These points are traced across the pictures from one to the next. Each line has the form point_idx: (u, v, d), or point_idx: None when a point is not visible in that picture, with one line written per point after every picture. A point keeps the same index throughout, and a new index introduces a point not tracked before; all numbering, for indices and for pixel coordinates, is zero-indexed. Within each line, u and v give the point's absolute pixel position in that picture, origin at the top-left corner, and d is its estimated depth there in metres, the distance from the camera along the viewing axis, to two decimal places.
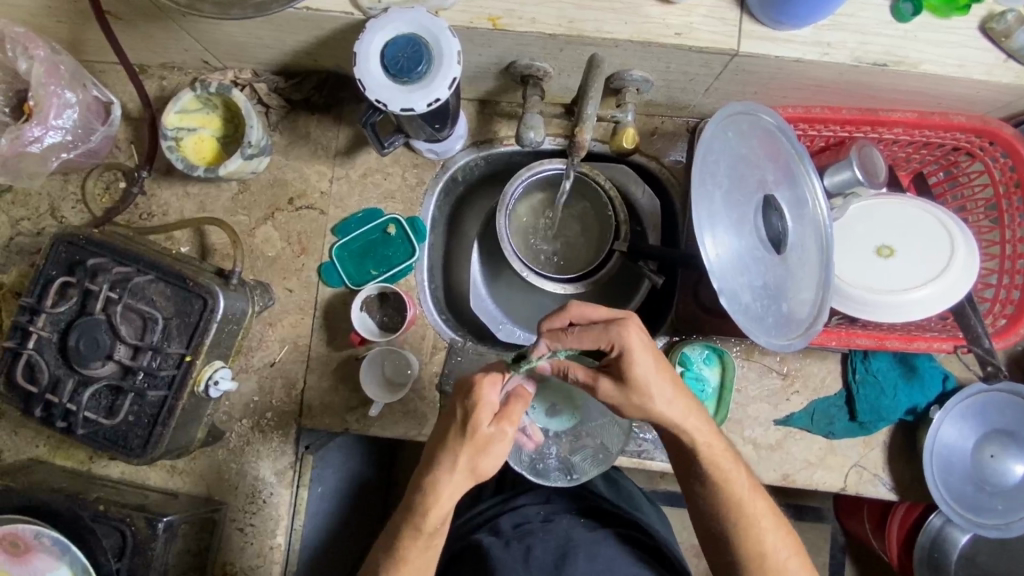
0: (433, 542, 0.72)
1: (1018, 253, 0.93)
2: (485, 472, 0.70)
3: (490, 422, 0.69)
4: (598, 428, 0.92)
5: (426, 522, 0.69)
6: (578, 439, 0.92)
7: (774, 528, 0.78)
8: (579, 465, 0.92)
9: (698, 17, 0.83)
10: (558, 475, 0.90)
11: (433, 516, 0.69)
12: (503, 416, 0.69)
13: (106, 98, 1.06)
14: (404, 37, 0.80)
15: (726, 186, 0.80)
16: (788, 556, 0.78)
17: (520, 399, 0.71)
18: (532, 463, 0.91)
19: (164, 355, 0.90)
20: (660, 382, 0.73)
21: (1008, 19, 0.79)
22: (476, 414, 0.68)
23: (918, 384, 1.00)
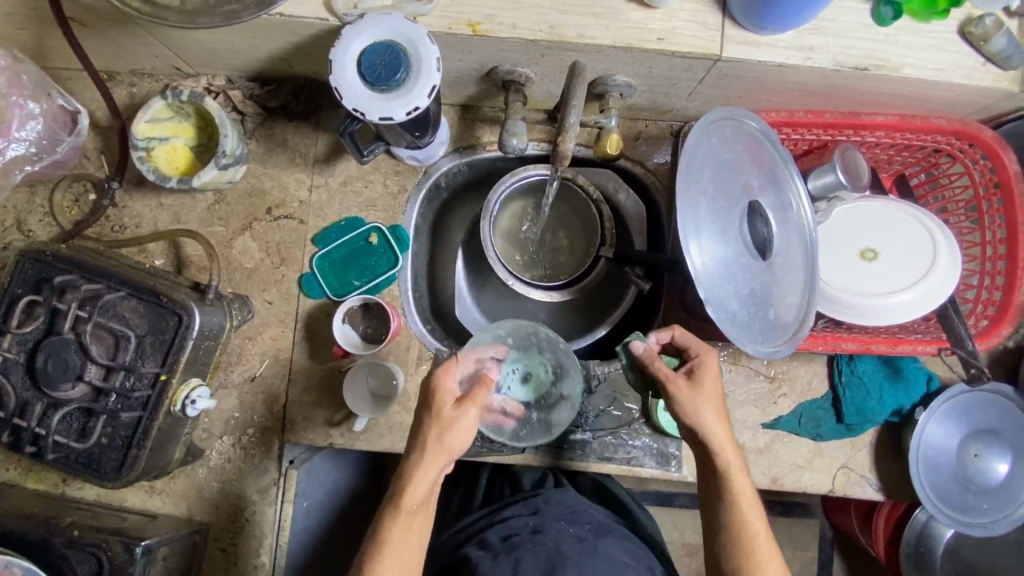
0: (417, 524, 0.72)
1: (999, 255, 0.94)
2: (456, 451, 0.73)
3: (452, 404, 0.73)
4: (564, 380, 1.00)
5: (403, 505, 0.72)
6: (550, 396, 0.99)
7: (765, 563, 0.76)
8: (555, 421, 0.98)
9: (680, 22, 0.82)
10: (540, 434, 0.96)
11: (410, 492, 0.71)
12: (463, 398, 0.73)
13: (73, 106, 1.01)
14: (381, 43, 0.78)
15: (711, 193, 0.79)
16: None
17: (481, 382, 0.75)
18: (515, 433, 0.96)
19: (137, 375, 0.87)
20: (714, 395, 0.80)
21: (987, 23, 0.80)
22: (439, 397, 0.73)
23: (904, 385, 1.01)
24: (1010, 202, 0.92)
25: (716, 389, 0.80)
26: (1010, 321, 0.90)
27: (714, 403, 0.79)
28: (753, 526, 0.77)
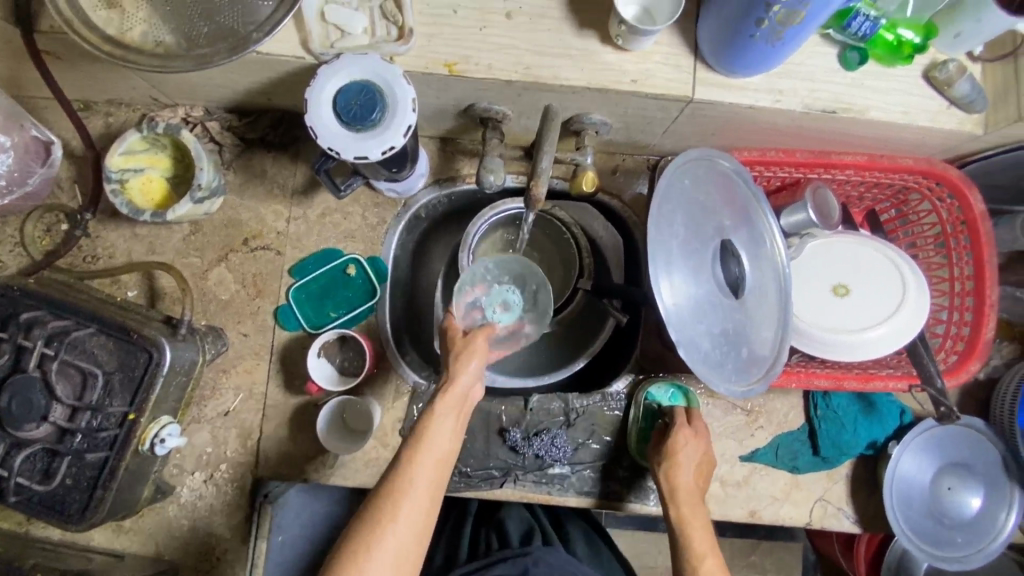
0: (454, 423, 0.76)
1: (966, 291, 0.96)
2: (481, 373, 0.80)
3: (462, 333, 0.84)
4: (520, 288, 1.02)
5: (442, 406, 0.76)
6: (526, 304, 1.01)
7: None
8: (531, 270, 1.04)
9: (653, 65, 0.84)
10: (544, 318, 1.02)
11: (451, 390, 0.77)
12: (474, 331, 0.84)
13: (47, 137, 1.00)
14: (356, 83, 0.78)
15: (683, 235, 0.81)
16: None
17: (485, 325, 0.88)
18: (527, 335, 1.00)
19: (105, 414, 0.85)
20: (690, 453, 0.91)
21: (949, 69, 0.82)
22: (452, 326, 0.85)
23: (877, 419, 1.02)
24: (976, 239, 0.94)
25: (692, 448, 0.92)
26: (978, 357, 0.92)
27: (688, 458, 0.91)
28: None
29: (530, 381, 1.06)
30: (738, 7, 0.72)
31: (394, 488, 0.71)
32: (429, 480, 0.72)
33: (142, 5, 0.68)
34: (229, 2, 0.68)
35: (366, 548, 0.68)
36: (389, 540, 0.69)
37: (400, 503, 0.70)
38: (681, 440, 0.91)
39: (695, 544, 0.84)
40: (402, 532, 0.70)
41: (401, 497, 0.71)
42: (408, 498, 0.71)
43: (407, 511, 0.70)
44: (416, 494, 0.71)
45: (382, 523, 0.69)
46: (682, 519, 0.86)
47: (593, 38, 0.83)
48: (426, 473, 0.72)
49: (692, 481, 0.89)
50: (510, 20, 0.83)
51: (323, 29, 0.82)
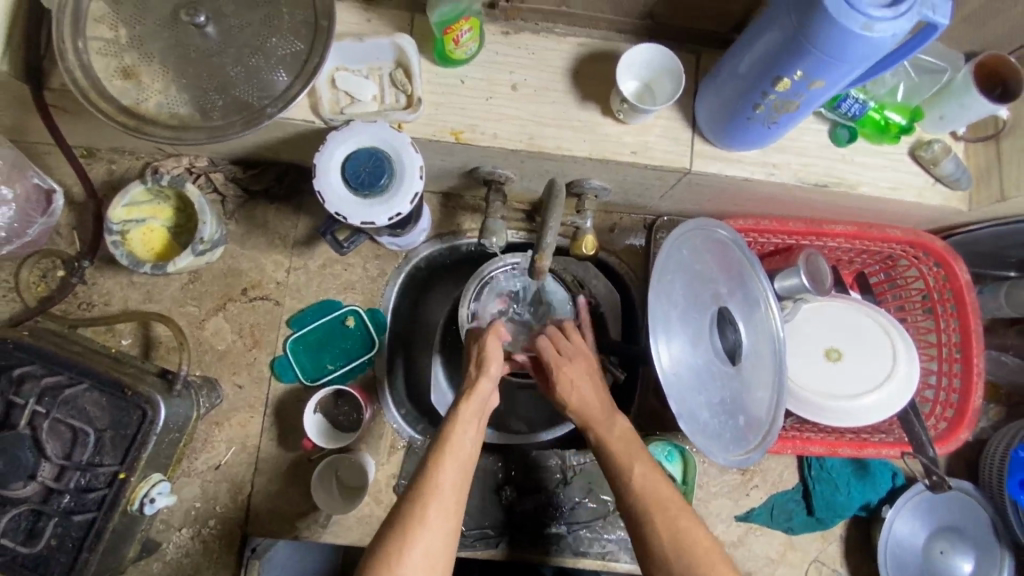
0: (476, 429, 0.79)
1: (954, 358, 0.98)
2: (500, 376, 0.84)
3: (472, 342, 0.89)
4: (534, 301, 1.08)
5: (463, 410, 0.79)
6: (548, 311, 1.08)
7: (654, 510, 0.75)
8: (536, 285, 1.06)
9: (653, 138, 0.87)
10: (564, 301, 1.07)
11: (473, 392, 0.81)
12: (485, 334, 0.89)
13: (48, 185, 1.00)
14: (365, 149, 0.80)
15: (682, 304, 0.84)
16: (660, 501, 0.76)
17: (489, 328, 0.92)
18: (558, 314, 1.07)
19: (94, 473, 0.84)
20: (577, 378, 0.86)
21: (935, 148, 0.86)
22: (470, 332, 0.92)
23: (870, 481, 1.02)
24: (962, 307, 0.97)
25: (580, 377, 0.86)
26: (967, 425, 0.94)
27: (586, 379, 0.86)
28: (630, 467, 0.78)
29: (531, 437, 1.09)
30: (737, 91, 0.76)
31: (422, 491, 0.71)
32: (455, 481, 0.73)
33: (159, 76, 0.69)
34: (244, 76, 0.69)
35: (396, 554, 0.67)
36: (419, 543, 0.68)
37: (429, 506, 0.70)
38: (575, 366, 0.87)
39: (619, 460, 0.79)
40: (431, 537, 0.69)
41: (429, 500, 0.71)
42: (436, 501, 0.71)
43: (436, 513, 0.70)
44: (445, 497, 0.71)
45: (412, 525, 0.68)
46: (603, 453, 0.81)
47: (595, 110, 0.86)
48: (452, 475, 0.73)
49: (599, 398, 0.85)
50: (515, 91, 0.86)
51: (334, 95, 0.84)
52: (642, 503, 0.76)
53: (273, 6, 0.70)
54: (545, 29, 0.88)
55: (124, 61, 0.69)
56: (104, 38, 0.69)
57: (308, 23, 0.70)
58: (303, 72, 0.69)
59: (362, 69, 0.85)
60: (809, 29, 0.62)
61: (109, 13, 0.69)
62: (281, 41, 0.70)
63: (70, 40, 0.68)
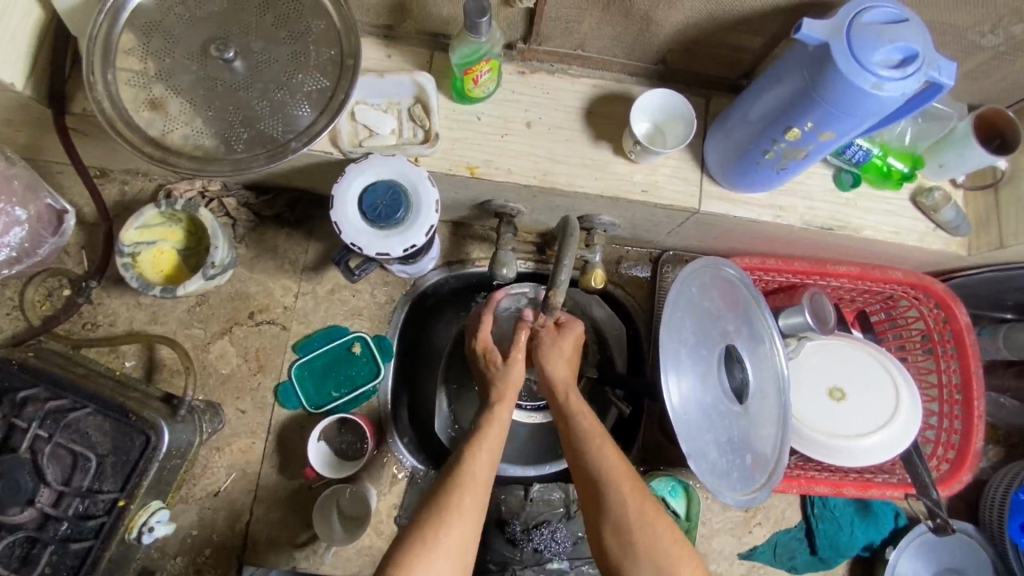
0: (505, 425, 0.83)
1: (955, 399, 0.99)
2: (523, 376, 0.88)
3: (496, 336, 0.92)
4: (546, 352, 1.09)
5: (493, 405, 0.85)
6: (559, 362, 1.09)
7: (618, 479, 0.75)
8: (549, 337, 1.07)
9: (663, 177, 0.89)
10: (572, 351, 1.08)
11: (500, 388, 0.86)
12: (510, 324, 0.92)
13: (61, 206, 0.99)
14: (382, 183, 0.81)
15: (691, 342, 0.85)
16: (622, 473, 0.76)
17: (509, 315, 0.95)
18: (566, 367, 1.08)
19: (93, 500, 0.82)
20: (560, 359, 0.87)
21: (936, 196, 0.89)
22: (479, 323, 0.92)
23: (873, 521, 1.02)
24: (963, 350, 0.98)
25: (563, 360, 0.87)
26: (968, 468, 0.95)
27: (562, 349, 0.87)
28: (595, 437, 0.79)
29: (531, 470, 1.07)
30: (748, 138, 0.78)
31: (457, 477, 0.74)
32: (488, 470, 0.77)
33: (185, 108, 0.70)
34: (270, 110, 0.71)
35: (432, 537, 0.69)
36: (455, 529, 0.70)
37: (465, 494, 0.73)
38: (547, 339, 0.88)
39: (586, 427, 0.80)
40: (464, 522, 0.71)
41: (464, 486, 0.73)
42: (470, 487, 0.74)
43: (470, 499, 0.73)
44: (479, 484, 0.75)
45: (448, 510, 0.71)
46: (570, 418, 0.82)
47: (607, 149, 0.88)
48: (486, 463, 0.77)
49: (564, 370, 0.86)
50: (529, 129, 0.88)
51: (353, 127, 0.86)
52: (603, 471, 0.76)
53: (300, 45, 0.73)
54: (560, 69, 0.90)
55: (152, 93, 0.70)
56: (133, 69, 0.70)
57: (334, 61, 0.73)
58: (328, 108, 0.72)
59: (382, 103, 0.87)
60: (821, 85, 0.65)
61: (139, 45, 0.71)
62: (307, 77, 0.72)
63: (99, 71, 0.69)
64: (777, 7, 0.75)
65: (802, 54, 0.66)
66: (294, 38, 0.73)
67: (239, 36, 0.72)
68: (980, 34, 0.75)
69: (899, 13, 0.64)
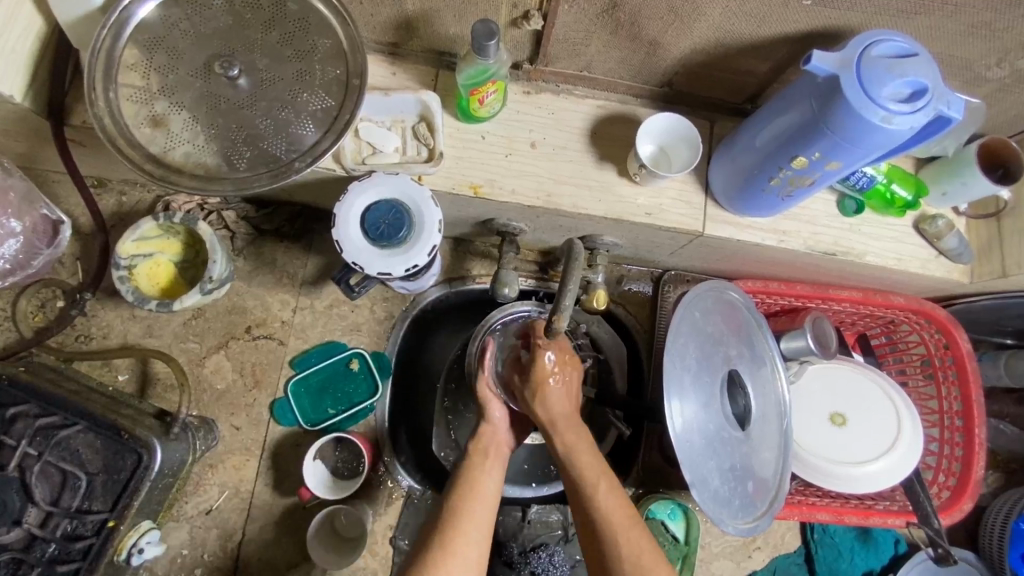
0: (498, 473, 0.76)
1: (956, 426, 0.99)
2: (512, 420, 0.83)
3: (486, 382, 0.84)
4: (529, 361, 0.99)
5: (484, 454, 0.77)
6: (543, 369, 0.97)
7: (625, 530, 0.68)
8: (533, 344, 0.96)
9: (667, 201, 0.88)
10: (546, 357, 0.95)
11: (485, 440, 0.79)
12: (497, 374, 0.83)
13: (56, 217, 0.97)
14: (385, 202, 0.80)
15: (695, 367, 0.84)
16: (630, 526, 0.68)
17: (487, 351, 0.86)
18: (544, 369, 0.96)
19: (82, 520, 0.80)
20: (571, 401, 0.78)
21: (939, 224, 0.89)
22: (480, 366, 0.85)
23: (873, 548, 1.02)
24: (963, 376, 0.98)
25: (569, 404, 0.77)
26: (969, 496, 0.95)
27: (559, 381, 0.77)
28: (602, 486, 0.71)
29: (528, 491, 1.04)
30: (752, 165, 0.78)
31: (448, 535, 0.67)
32: (486, 521, 0.70)
33: (188, 125, 0.70)
34: (273, 129, 0.71)
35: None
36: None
37: (454, 544, 0.67)
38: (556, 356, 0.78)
39: (590, 472, 0.72)
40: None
41: (456, 549, 0.66)
42: (460, 547, 0.67)
43: (459, 567, 0.65)
44: (470, 544, 0.67)
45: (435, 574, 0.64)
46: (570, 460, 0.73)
47: (611, 171, 0.88)
48: (478, 519, 0.69)
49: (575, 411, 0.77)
50: (534, 149, 0.88)
51: (356, 145, 0.85)
52: (608, 522, 0.69)
53: (306, 63, 0.72)
54: (565, 90, 0.90)
55: (154, 109, 0.69)
56: (134, 85, 0.69)
57: (340, 80, 0.72)
58: (333, 128, 0.71)
59: (386, 120, 0.86)
60: (829, 116, 0.65)
61: (142, 60, 0.70)
62: (312, 96, 0.72)
63: (101, 87, 0.68)
64: (785, 36, 0.75)
65: (810, 85, 0.66)
66: (300, 57, 0.72)
67: (244, 53, 0.71)
68: (987, 66, 0.76)
69: (909, 47, 0.64)
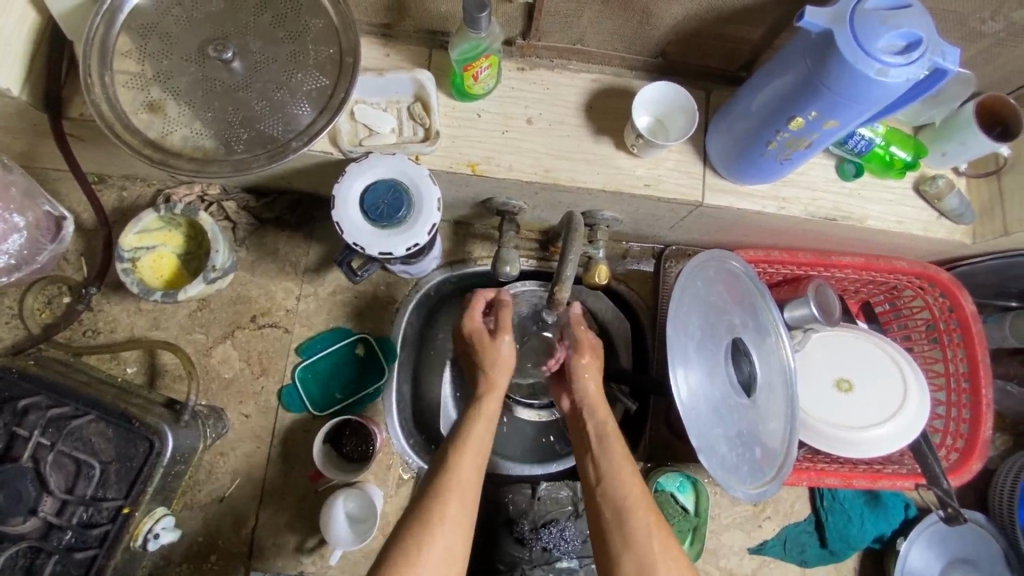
0: (488, 427, 0.81)
1: (963, 388, 0.99)
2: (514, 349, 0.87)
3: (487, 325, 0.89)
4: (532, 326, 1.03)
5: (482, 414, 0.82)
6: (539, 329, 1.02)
7: (641, 512, 0.73)
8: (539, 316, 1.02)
9: (665, 171, 0.88)
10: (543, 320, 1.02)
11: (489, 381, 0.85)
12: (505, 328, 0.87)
13: (59, 213, 0.98)
14: (383, 182, 0.80)
15: (698, 334, 0.84)
16: (644, 503, 0.74)
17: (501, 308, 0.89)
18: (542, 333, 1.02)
19: (97, 507, 0.81)
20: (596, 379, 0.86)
21: (940, 184, 0.88)
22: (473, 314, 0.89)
23: (882, 512, 1.02)
24: (969, 339, 0.98)
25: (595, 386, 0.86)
26: (978, 457, 0.95)
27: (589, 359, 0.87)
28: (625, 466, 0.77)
29: (537, 469, 1.05)
30: (750, 129, 0.77)
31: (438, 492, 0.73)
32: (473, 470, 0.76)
33: (183, 110, 0.70)
34: (269, 110, 0.71)
35: (414, 556, 0.67)
36: (434, 548, 0.69)
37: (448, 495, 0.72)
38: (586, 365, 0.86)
39: (616, 453, 0.78)
40: (444, 541, 0.69)
41: (446, 501, 0.72)
42: (454, 500, 0.72)
43: (451, 509, 0.72)
44: (463, 497, 0.73)
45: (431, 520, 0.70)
46: (603, 441, 0.80)
47: (608, 143, 0.88)
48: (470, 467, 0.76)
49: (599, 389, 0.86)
50: (530, 125, 0.88)
51: (352, 127, 0.85)
52: (626, 500, 0.74)
53: (299, 44, 0.72)
54: (559, 65, 0.90)
55: (150, 95, 0.70)
56: (131, 72, 0.70)
57: (333, 59, 0.72)
58: (328, 107, 0.71)
59: (381, 102, 0.87)
60: (824, 73, 0.64)
61: (136, 47, 0.70)
62: (306, 76, 0.72)
63: (96, 73, 0.68)
64: None
65: (804, 44, 0.66)
66: (293, 38, 0.72)
67: (238, 36, 0.71)
68: (982, 20, 0.75)
69: None
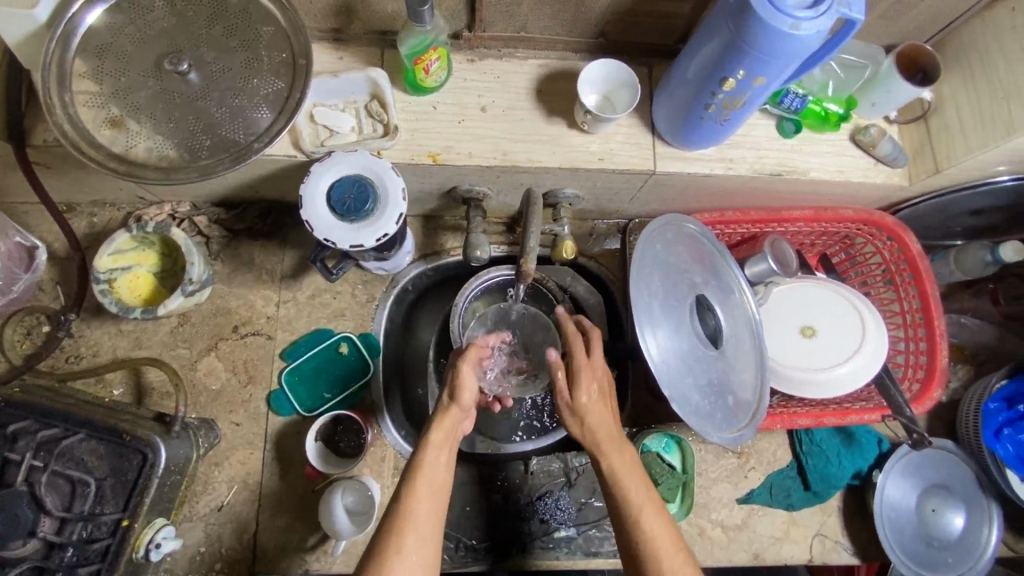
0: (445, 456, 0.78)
1: (918, 323, 1.05)
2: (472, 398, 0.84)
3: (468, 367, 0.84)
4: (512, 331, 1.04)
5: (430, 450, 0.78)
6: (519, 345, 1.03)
7: (651, 527, 0.75)
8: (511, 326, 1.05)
9: (617, 144, 0.93)
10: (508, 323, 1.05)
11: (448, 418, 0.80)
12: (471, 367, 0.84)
13: (30, 243, 1.02)
14: (348, 178, 0.83)
15: (661, 293, 0.89)
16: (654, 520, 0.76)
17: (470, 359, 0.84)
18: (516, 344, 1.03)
19: (96, 523, 0.83)
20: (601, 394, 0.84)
21: (873, 133, 0.94)
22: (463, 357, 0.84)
23: (857, 449, 1.07)
24: (918, 276, 1.04)
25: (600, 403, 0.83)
26: (938, 384, 1.00)
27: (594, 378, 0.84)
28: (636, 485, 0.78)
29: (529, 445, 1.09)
30: (690, 95, 0.82)
31: (399, 524, 0.71)
32: (429, 505, 0.74)
33: (146, 124, 0.73)
34: (229, 116, 0.74)
35: None
36: None
37: (406, 533, 0.71)
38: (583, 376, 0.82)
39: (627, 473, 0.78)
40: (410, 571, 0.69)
41: (406, 533, 0.71)
42: (412, 531, 0.71)
43: (413, 538, 0.71)
44: (421, 527, 0.72)
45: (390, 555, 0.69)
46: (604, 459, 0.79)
47: (561, 123, 0.92)
48: (426, 498, 0.74)
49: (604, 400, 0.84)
50: (485, 113, 0.92)
51: (313, 129, 0.88)
52: (634, 509, 0.76)
53: (252, 51, 0.75)
54: (507, 54, 0.94)
55: (111, 111, 0.72)
56: (90, 91, 0.72)
57: (287, 63, 0.75)
58: (285, 108, 0.74)
59: (339, 103, 0.90)
60: (746, 34, 0.69)
61: (93, 68, 0.72)
62: (262, 81, 0.75)
63: (56, 94, 0.71)
64: None
65: (726, 10, 0.71)
66: (246, 45, 0.75)
67: (192, 48, 0.74)
68: None
69: None
